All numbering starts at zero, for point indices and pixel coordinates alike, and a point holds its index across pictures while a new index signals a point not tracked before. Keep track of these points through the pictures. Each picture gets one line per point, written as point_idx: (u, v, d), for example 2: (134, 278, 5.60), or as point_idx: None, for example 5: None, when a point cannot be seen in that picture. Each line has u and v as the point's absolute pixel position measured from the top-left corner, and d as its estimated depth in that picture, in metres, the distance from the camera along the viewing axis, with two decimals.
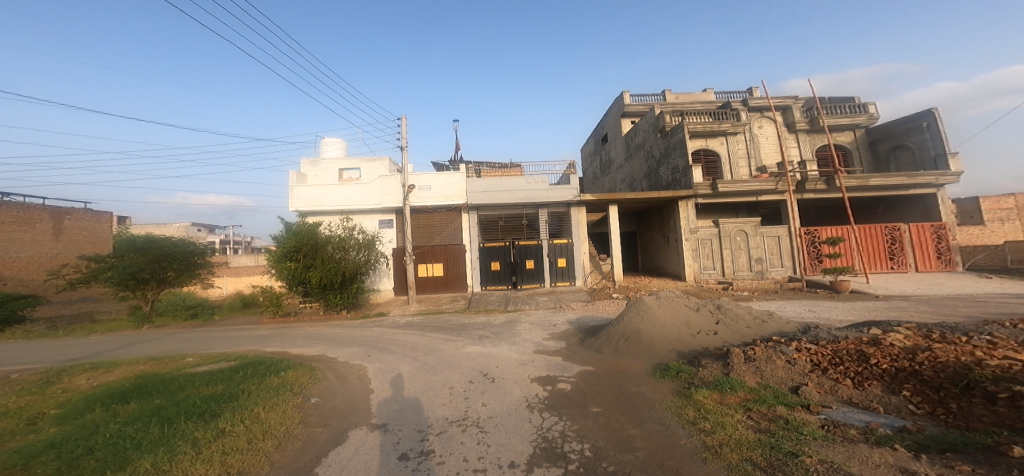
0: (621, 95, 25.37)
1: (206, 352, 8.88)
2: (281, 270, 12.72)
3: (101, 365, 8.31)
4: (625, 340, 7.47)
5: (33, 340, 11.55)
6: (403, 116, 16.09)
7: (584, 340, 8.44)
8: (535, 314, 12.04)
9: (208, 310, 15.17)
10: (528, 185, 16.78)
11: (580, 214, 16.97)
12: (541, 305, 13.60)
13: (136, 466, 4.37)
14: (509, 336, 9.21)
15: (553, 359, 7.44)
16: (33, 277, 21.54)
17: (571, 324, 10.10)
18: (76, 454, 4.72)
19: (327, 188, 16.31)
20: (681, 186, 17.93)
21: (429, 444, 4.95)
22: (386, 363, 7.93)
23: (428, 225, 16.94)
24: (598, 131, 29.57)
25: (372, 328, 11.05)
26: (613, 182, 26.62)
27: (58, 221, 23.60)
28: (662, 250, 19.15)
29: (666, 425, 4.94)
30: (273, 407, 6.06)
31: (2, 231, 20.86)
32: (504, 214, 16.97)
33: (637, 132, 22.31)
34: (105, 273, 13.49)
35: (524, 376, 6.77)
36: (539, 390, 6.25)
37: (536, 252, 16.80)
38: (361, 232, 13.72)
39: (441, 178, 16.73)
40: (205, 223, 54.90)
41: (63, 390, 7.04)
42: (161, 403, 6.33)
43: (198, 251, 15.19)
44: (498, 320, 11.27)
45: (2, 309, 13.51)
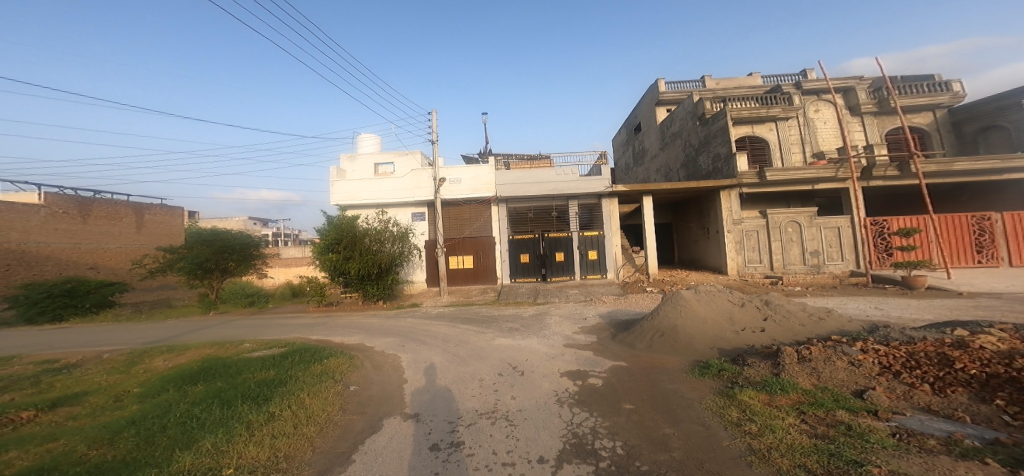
0: (655, 83, 24.40)
1: (261, 338, 9.62)
2: (324, 262, 13.47)
3: (174, 348, 9.30)
4: (660, 335, 7.07)
5: (122, 324, 13.18)
6: (433, 110, 16.32)
7: (616, 335, 8.11)
8: (565, 306, 11.83)
9: (263, 298, 16.34)
10: (558, 176, 16.59)
11: (612, 206, 16.61)
12: (571, 298, 13.39)
13: (201, 444, 4.82)
14: (539, 329, 9.08)
15: (584, 353, 7.22)
16: (120, 266, 24.74)
17: (601, 317, 9.81)
18: (152, 431, 5.29)
19: (364, 182, 17.10)
20: (723, 175, 16.95)
21: (459, 435, 5.00)
22: (419, 353, 8.13)
23: (458, 218, 17.24)
24: (631, 121, 28.56)
25: (405, 318, 11.38)
26: (647, 172, 25.56)
27: (140, 216, 26.94)
28: (702, 242, 18.16)
29: (707, 426, 4.59)
30: (317, 393, 6.45)
31: (96, 225, 24.20)
32: (532, 206, 16.92)
33: (672, 121, 21.35)
34: (178, 263, 15.10)
35: (554, 370, 6.61)
36: (569, 384, 6.07)
37: (566, 245, 16.57)
38: (395, 224, 14.32)
39: (469, 171, 16.87)
40: (259, 217, 59.71)
41: (141, 371, 7.94)
42: (222, 385, 6.96)
43: (254, 243, 16.54)
44: (528, 312, 11.21)
45: (97, 294, 15.31)
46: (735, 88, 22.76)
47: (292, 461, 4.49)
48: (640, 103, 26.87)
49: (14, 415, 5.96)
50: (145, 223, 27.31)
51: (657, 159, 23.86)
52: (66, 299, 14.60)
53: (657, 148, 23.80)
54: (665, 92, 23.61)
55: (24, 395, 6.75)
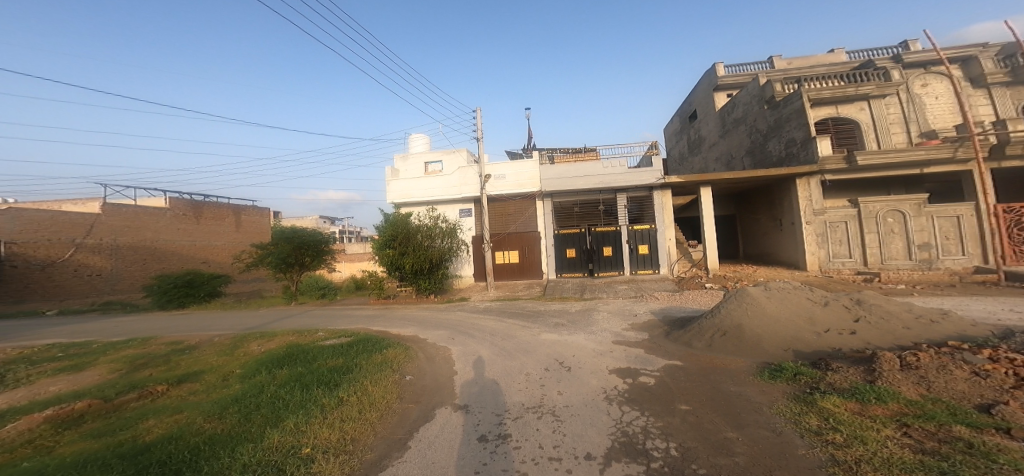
0: (713, 67, 22.60)
1: (331, 328, 10.65)
2: (382, 257, 14.43)
3: (265, 334, 10.68)
4: (723, 334, 6.52)
5: (225, 312, 15.47)
6: (477, 108, 16.27)
7: (671, 333, 7.60)
8: (613, 303, 11.53)
9: (333, 290, 17.87)
10: (604, 169, 16.65)
11: (664, 199, 16.40)
12: (620, 294, 13.10)
13: (287, 423, 5.31)
14: (586, 325, 8.85)
15: (635, 351, 6.85)
16: (224, 260, 29.90)
17: (654, 315, 9.30)
18: (249, 410, 6.00)
19: (414, 181, 17.80)
20: (798, 161, 15.17)
21: (507, 428, 4.95)
22: (467, 346, 8.36)
23: (504, 214, 17.63)
24: (684, 108, 26.60)
25: (454, 312, 11.85)
26: (703, 161, 23.57)
27: (239, 217, 31.99)
28: (772, 236, 16.78)
29: (779, 432, 3.99)
30: (378, 381, 6.91)
31: (208, 226, 29.29)
32: (577, 200, 17.08)
33: (734, 106, 19.54)
34: (267, 257, 17.21)
35: (603, 366, 6.33)
36: (619, 382, 5.73)
37: (614, 239, 16.67)
38: (444, 221, 14.99)
39: (514, 167, 17.19)
40: (328, 216, 66.13)
41: (243, 354, 9.24)
42: (302, 370, 7.80)
43: (324, 240, 18.46)
44: (574, 307, 11.11)
45: (208, 286, 18.00)
46: (812, 67, 20.34)
47: (358, 444, 4.80)
48: (694, 90, 25.13)
49: (152, 388, 7.12)
50: (244, 223, 32.53)
51: (716, 147, 21.95)
52: (188, 289, 17.54)
53: (715, 135, 21.90)
54: (725, 76, 21.89)
55: (160, 370, 8.21)
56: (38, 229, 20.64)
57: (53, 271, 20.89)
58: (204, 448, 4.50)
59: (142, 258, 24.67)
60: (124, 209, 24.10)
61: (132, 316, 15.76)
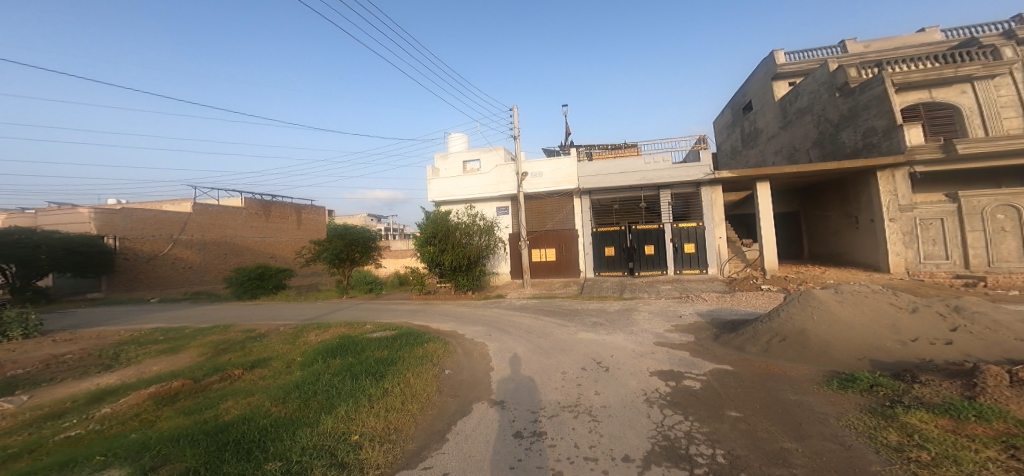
0: (771, 54, 20.81)
1: (378, 321, 11.23)
2: (423, 254, 14.94)
3: (322, 325, 11.53)
4: (783, 339, 5.93)
5: (287, 303, 16.95)
6: (514, 105, 16.18)
7: (720, 336, 7.08)
8: (656, 303, 11.07)
9: (379, 285, 18.90)
10: (646, 165, 16.00)
11: (713, 195, 15.53)
12: (662, 294, 12.52)
13: (340, 411, 5.28)
14: (626, 325, 8.55)
15: (679, 353, 6.43)
16: (287, 255, 33.27)
17: (700, 317, 8.73)
18: (309, 394, 6.02)
19: (453, 179, 18.28)
20: (879, 152, 13.48)
21: (542, 425, 4.66)
22: (504, 343, 8.38)
23: (541, 211, 17.61)
24: (736, 99, 24.66)
25: (491, 309, 11.99)
26: (759, 154, 21.63)
27: (300, 215, 35.21)
28: (847, 235, 15.01)
29: (848, 447, 3.46)
30: (419, 373, 7.01)
31: (275, 224, 32.58)
32: (617, 197, 16.66)
33: (798, 95, 17.78)
34: (323, 253, 18.47)
35: (643, 368, 6.00)
36: (661, 385, 5.35)
37: (656, 237, 16.09)
38: (482, 219, 15.26)
39: (551, 164, 17.08)
40: (375, 214, 70.13)
41: (303, 343, 10.05)
42: (353, 360, 8.14)
43: (372, 237, 19.64)
44: (613, 307, 10.83)
45: (274, 279, 19.83)
46: (895, 50, 18.12)
47: (401, 434, 4.75)
48: (748, 80, 23.35)
49: (230, 372, 7.57)
50: (305, 221, 35.81)
51: (775, 140, 20.09)
52: (258, 281, 19.51)
53: (774, 127, 20.06)
54: (785, 64, 20.16)
55: (237, 356, 9.08)
56: (145, 226, 24.11)
57: (155, 263, 24.33)
58: (271, 430, 4.42)
59: (222, 253, 28.02)
60: (209, 208, 27.55)
61: (213, 305, 17.85)
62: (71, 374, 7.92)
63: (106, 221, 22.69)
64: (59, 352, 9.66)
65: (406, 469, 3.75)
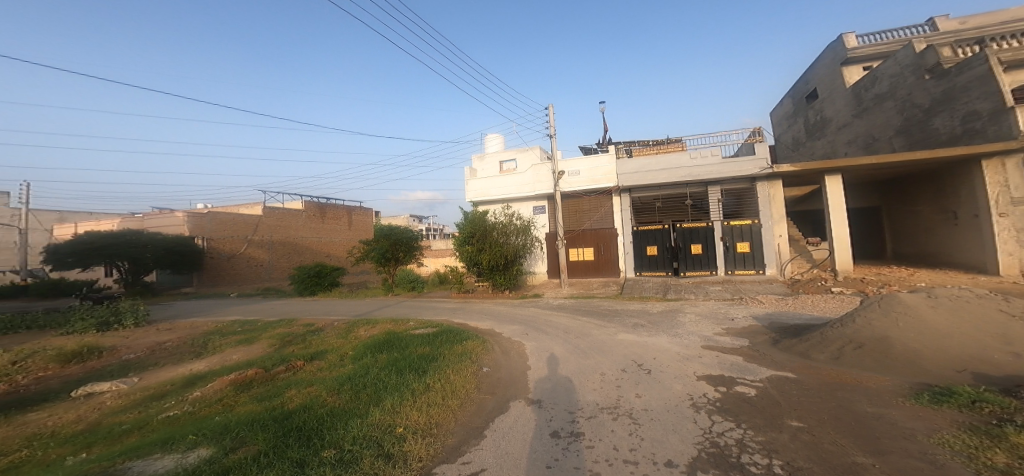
0: (841, 37, 18.89)
1: (420, 318, 11.68)
2: (462, 253, 15.27)
3: (370, 321, 12.22)
4: (858, 347, 5.35)
5: (340, 300, 18.16)
6: (550, 105, 16.09)
7: (779, 342, 6.54)
8: (703, 305, 10.47)
9: (421, 282, 19.74)
10: (692, 161, 15.22)
11: (772, 190, 14.52)
12: (711, 296, 11.82)
13: (386, 403, 5.56)
14: (670, 327, 8.17)
15: (731, 358, 6.02)
16: (340, 253, 35.63)
17: (756, 321, 8.11)
18: (360, 387, 6.37)
19: (491, 179, 18.52)
20: (985, 138, 11.75)
21: (580, 426, 4.58)
22: (541, 342, 8.35)
23: (578, 210, 17.33)
24: (798, 87, 22.63)
25: (529, 308, 12.00)
26: (826, 145, 19.65)
27: (352, 217, 37.52)
28: (941, 233, 13.32)
29: (939, 465, 2.96)
30: (458, 370, 7.19)
31: (330, 225, 35.01)
32: (660, 194, 16.02)
33: (875, 80, 15.99)
34: (370, 252, 19.56)
35: (688, 372, 5.67)
36: (709, 390, 4.99)
37: (703, 236, 15.26)
38: (519, 218, 15.34)
39: (589, 162, 16.77)
40: (419, 215, 72.91)
41: (354, 337, 10.70)
42: (398, 355, 8.52)
43: (415, 237, 20.46)
44: (656, 308, 10.39)
45: (329, 277, 21.29)
46: (1000, 23, 15.76)
47: (441, 428, 4.90)
48: (812, 67, 21.38)
49: (294, 363, 8.23)
50: (356, 223, 38.10)
51: (846, 129, 18.15)
52: (316, 278, 21.06)
53: (846, 115, 18.16)
54: (858, 48, 18.22)
55: (298, 348, 9.87)
56: (225, 228, 26.92)
57: (234, 261, 27.06)
58: (326, 419, 4.73)
59: (285, 253, 30.61)
60: (277, 210, 30.11)
61: (278, 300, 19.59)
62: (171, 359, 9.10)
63: (196, 223, 25.61)
64: (161, 339, 11.15)
65: (445, 463, 3.86)
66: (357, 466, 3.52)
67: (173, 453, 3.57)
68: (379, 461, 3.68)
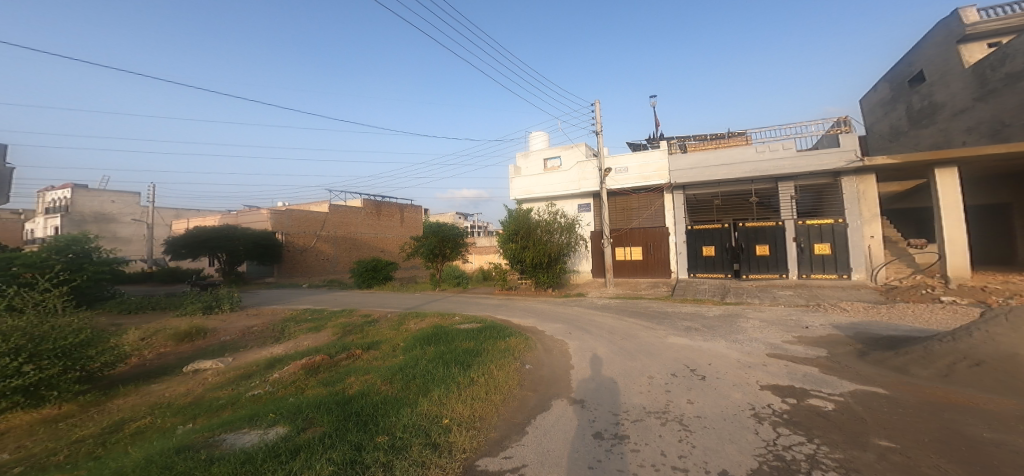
0: (957, 12, 16.74)
1: (465, 313, 12.00)
2: (505, 250, 15.40)
3: (419, 314, 12.76)
4: (974, 364, 4.76)
5: (392, 293, 19.13)
6: (596, 101, 15.75)
7: (866, 355, 5.95)
8: (769, 311, 9.77)
9: (466, 278, 20.21)
10: (759, 155, 14.35)
11: (863, 186, 13.26)
12: (775, 301, 11.01)
13: (434, 394, 5.79)
14: (729, 332, 7.72)
15: (803, 369, 5.58)
16: (393, 250, 37.24)
17: (836, 331, 7.44)
18: (409, 378, 6.68)
19: (535, 177, 18.53)
20: None
21: (624, 429, 4.47)
22: (584, 342, 8.24)
23: (626, 208, 16.90)
24: (897, 69, 20.32)
25: (572, 307, 11.88)
26: (937, 134, 17.46)
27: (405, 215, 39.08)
28: None
29: None
30: (502, 365, 7.31)
31: (386, 222, 36.82)
32: (720, 191, 15.22)
33: (1007, 57, 14.12)
34: (420, 248, 20.38)
35: (749, 381, 5.33)
36: (775, 401, 4.65)
37: (770, 236, 14.25)
38: (563, 216, 15.25)
39: (639, 158, 16.23)
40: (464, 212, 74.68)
41: (404, 329, 11.23)
42: (444, 348, 8.82)
43: (460, 234, 20.99)
44: (712, 312, 9.86)
45: (383, 271, 22.46)
46: None
47: (484, 422, 5.02)
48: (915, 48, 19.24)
49: (352, 351, 8.80)
50: (408, 220, 39.71)
51: (966, 115, 16.07)
52: (372, 272, 22.32)
53: (964, 99, 16.10)
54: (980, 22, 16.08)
55: (357, 337, 10.56)
56: (300, 224, 29.55)
57: (304, 255, 29.66)
58: (381, 407, 5.03)
59: (344, 248, 32.70)
60: (341, 207, 32.50)
61: (340, 292, 21.06)
62: (257, 342, 10.16)
63: (276, 219, 28.20)
64: (250, 323, 12.55)
65: (488, 456, 3.95)
66: (408, 454, 3.70)
67: (257, 429, 3.98)
68: (427, 450, 3.85)
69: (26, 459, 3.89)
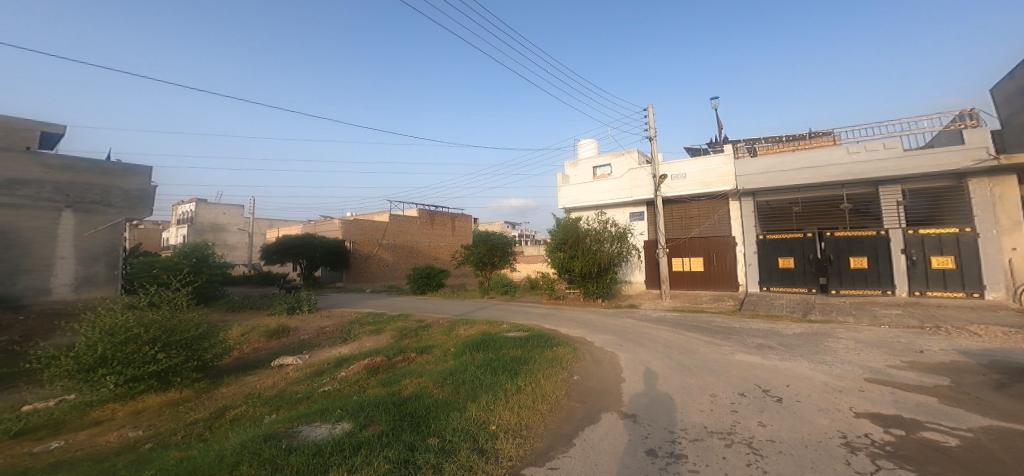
0: None
1: (512, 322, 12.03)
2: (553, 259, 15.28)
3: (468, 321, 13.02)
4: None
5: (444, 300, 19.76)
6: (649, 105, 15.27)
7: (1003, 388, 5.07)
8: (865, 331, 8.72)
9: (513, 287, 20.27)
10: (854, 155, 12.90)
11: (1003, 190, 11.41)
12: (871, 321, 9.83)
13: (482, 400, 5.85)
14: (817, 353, 7.01)
15: (915, 398, 4.88)
16: (445, 258, 38.55)
17: (962, 358, 6.45)
18: (458, 382, 6.82)
19: (585, 185, 18.30)
20: None
21: (681, 448, 4.19)
22: (636, 355, 7.90)
23: (685, 216, 16.37)
24: None
25: (623, 318, 11.45)
26: None
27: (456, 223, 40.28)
28: None
29: None
30: (548, 375, 7.21)
31: (438, 231, 38.19)
32: (801, 196, 14.02)
33: None
34: (469, 256, 20.93)
35: (840, 407, 4.76)
36: (875, 431, 4.09)
37: (865, 247, 12.91)
38: (613, 225, 14.80)
39: (699, 164, 15.64)
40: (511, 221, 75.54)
41: (455, 335, 11.50)
42: (491, 355, 8.90)
43: (507, 242, 21.15)
44: (792, 329, 9.00)
45: (436, 278, 23.28)
46: None
47: (531, 431, 4.96)
48: None
49: (406, 354, 9.17)
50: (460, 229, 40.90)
51: None
52: (426, 279, 23.22)
53: None
54: None
55: (412, 341, 10.98)
56: (365, 233, 31.78)
57: (366, 262, 31.66)
58: (433, 409, 5.18)
59: (400, 255, 34.41)
60: (399, 217, 34.38)
61: (397, 297, 22.19)
62: (327, 341, 10.98)
63: (345, 229, 30.62)
64: (324, 324, 13.63)
65: (533, 466, 3.88)
66: (456, 457, 3.75)
67: (326, 423, 4.27)
68: (474, 455, 3.87)
69: (154, 436, 4.51)
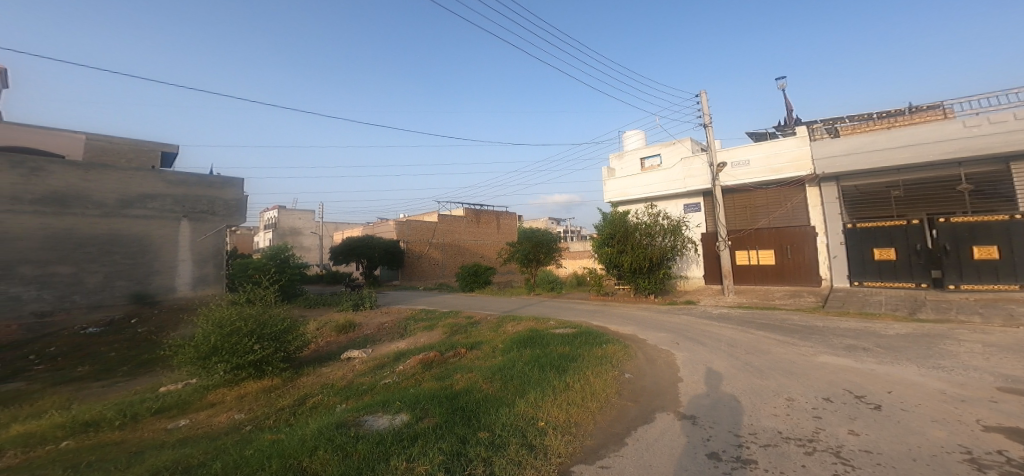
0: None
1: (560, 319, 11.94)
2: (601, 255, 14.95)
3: (517, 318, 13.13)
4: None
5: (492, 297, 20.09)
6: (704, 90, 14.77)
7: None
8: (989, 333, 7.59)
9: (560, 283, 20.00)
10: (972, 129, 11.27)
11: None
12: (994, 321, 8.55)
13: (530, 396, 5.87)
14: (931, 357, 6.21)
15: None
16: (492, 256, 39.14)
17: None
18: (507, 378, 6.90)
19: (632, 178, 17.68)
20: None
21: (749, 453, 3.92)
22: (695, 354, 7.52)
23: (750, 206, 15.57)
24: None
25: (678, 315, 10.95)
26: None
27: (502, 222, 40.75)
28: None
29: None
30: (598, 372, 7.07)
31: (484, 230, 38.84)
32: (901, 179, 12.51)
33: None
34: (515, 254, 21.08)
35: (963, 419, 4.17)
36: (1012, 447, 3.53)
37: (992, 235, 11.04)
38: (665, 217, 14.14)
39: (764, 149, 14.74)
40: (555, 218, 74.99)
41: (503, 332, 11.65)
42: (538, 352, 8.90)
43: (551, 239, 21.04)
44: (895, 330, 8.05)
45: (483, 276, 23.71)
46: None
47: (580, 428, 4.89)
48: None
49: (457, 350, 9.43)
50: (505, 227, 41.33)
51: None
52: (473, 277, 23.72)
53: None
54: None
55: (463, 337, 11.28)
56: (418, 233, 33.22)
57: (417, 261, 33.00)
58: (483, 404, 5.30)
59: (449, 254, 35.44)
60: (448, 217, 35.49)
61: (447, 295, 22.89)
62: (387, 337, 11.61)
63: (400, 230, 32.25)
64: (383, 320, 14.43)
65: (582, 464, 3.83)
66: (506, 452, 3.79)
67: (388, 414, 4.51)
68: (524, 450, 3.89)
69: (252, 419, 5.04)
